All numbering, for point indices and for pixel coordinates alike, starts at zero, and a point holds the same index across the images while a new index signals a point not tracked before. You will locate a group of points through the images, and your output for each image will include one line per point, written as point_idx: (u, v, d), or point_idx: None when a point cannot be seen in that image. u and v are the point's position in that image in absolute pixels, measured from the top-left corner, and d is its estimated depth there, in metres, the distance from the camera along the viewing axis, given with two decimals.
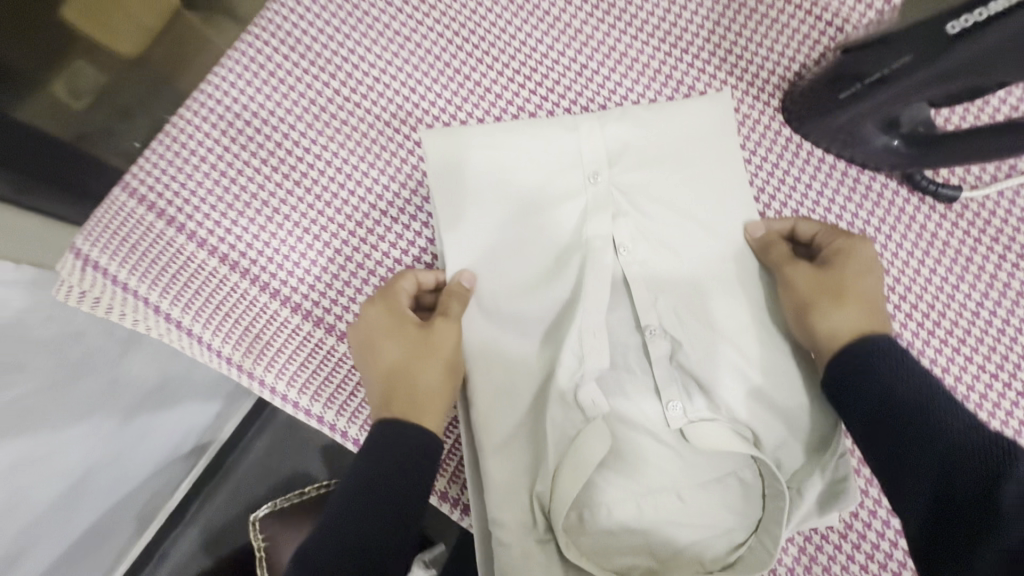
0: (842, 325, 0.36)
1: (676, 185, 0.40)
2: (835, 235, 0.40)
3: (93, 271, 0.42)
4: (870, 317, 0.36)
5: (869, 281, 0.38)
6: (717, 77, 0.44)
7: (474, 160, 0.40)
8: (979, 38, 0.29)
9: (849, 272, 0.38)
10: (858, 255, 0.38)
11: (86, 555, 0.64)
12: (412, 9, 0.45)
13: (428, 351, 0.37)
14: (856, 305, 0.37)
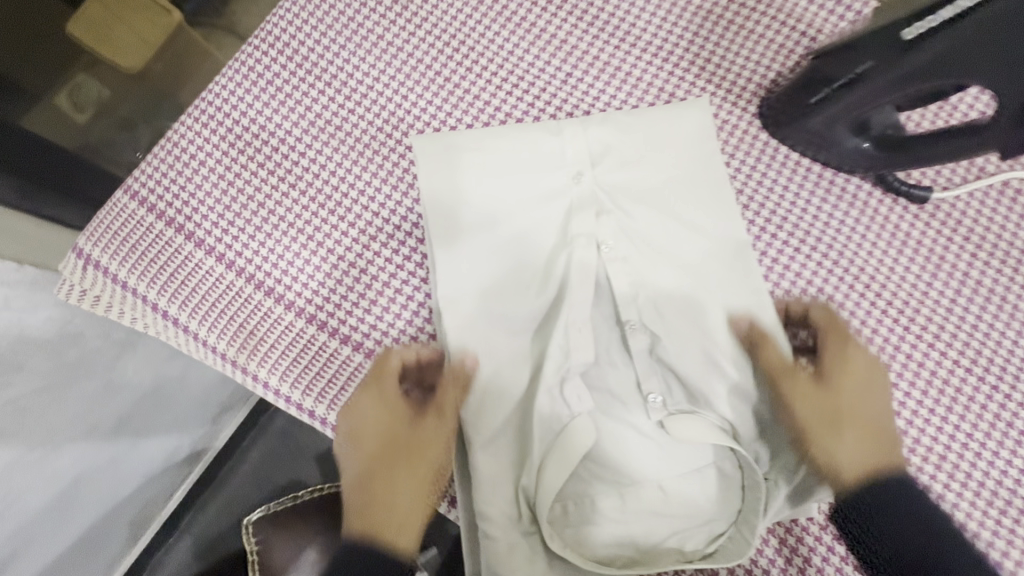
0: (846, 457, 0.35)
1: (656, 187, 0.42)
2: (832, 340, 0.38)
3: (94, 270, 0.43)
4: (874, 443, 0.35)
5: (870, 398, 0.37)
6: (696, 84, 0.46)
7: (463, 163, 0.41)
8: (931, 43, 0.31)
9: (849, 393, 0.37)
10: (855, 364, 0.37)
11: (93, 547, 0.73)
12: (404, 21, 0.47)
13: (415, 454, 0.37)
14: (857, 430, 0.36)
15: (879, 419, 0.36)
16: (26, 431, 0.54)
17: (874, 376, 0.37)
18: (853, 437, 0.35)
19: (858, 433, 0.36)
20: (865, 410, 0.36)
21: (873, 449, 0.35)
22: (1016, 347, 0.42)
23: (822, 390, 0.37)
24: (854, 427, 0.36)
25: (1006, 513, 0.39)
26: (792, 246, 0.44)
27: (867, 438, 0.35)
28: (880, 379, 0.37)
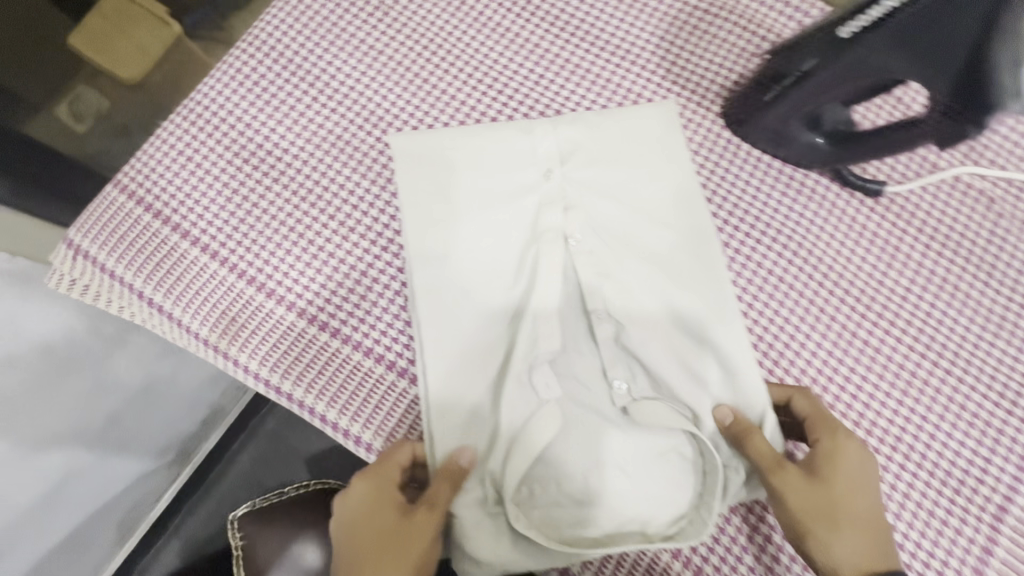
0: (843, 555, 0.36)
1: (623, 180, 0.43)
2: (824, 434, 0.39)
3: (83, 259, 0.45)
4: (869, 538, 0.37)
5: (866, 492, 0.38)
6: (663, 85, 0.48)
7: (436, 158, 0.43)
8: (863, 42, 0.33)
9: (846, 487, 0.37)
10: (847, 459, 0.38)
11: (70, 532, 0.76)
12: (385, 27, 0.49)
13: (400, 546, 0.37)
14: (853, 527, 0.37)
15: (873, 512, 0.38)
16: (18, 423, 0.56)
17: (867, 468, 0.38)
18: (850, 533, 0.36)
19: (854, 532, 0.37)
20: (862, 506, 0.37)
21: (867, 543, 0.37)
22: (967, 334, 0.44)
23: (819, 483, 0.38)
24: (851, 523, 0.37)
25: (958, 492, 0.41)
26: (755, 238, 0.46)
27: (862, 534, 0.37)
28: (872, 471, 0.38)
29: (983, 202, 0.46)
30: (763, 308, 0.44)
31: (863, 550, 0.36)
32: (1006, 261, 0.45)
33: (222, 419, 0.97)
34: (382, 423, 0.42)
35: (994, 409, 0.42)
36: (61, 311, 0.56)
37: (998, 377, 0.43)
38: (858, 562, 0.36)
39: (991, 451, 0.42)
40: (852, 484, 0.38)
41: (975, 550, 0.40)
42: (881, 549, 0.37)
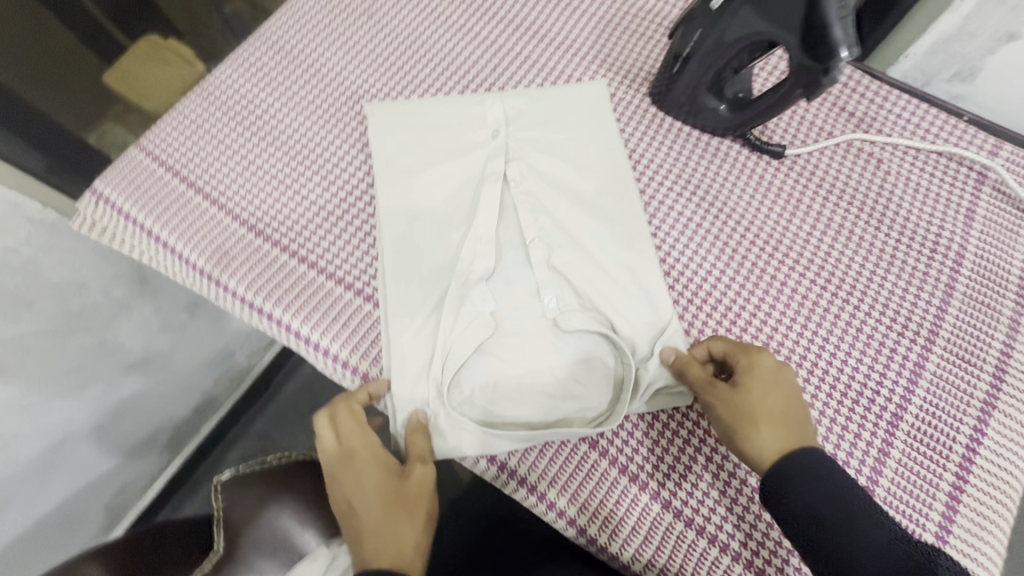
0: (770, 446, 0.40)
1: (557, 138, 0.51)
2: (740, 353, 0.44)
3: (103, 205, 0.52)
4: (790, 429, 0.41)
5: (785, 392, 0.42)
6: (599, 72, 0.57)
7: (401, 119, 0.51)
8: (731, 8, 0.43)
9: (765, 388, 0.42)
10: (764, 369, 0.43)
11: (62, 503, 0.80)
12: (369, 27, 0.59)
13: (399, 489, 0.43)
14: (775, 422, 0.41)
15: (794, 407, 0.42)
16: (24, 365, 0.63)
17: (783, 373, 0.43)
18: (772, 427, 0.41)
19: (777, 426, 0.41)
20: (782, 402, 0.42)
21: (789, 434, 0.41)
22: (863, 269, 0.50)
23: (743, 392, 0.42)
24: (773, 419, 0.41)
25: (857, 402, 0.46)
26: (676, 192, 0.53)
27: (784, 427, 0.41)
28: (788, 375, 0.43)
29: (873, 162, 0.54)
30: (683, 249, 0.51)
31: (785, 439, 0.41)
32: (896, 209, 0.52)
33: (215, 409, 1.03)
34: (348, 338, 0.48)
35: (888, 331, 0.48)
36: (78, 267, 0.64)
37: (891, 303, 0.49)
38: (781, 448, 0.40)
39: (885, 365, 0.47)
40: (773, 388, 0.42)
41: (873, 452, 0.44)
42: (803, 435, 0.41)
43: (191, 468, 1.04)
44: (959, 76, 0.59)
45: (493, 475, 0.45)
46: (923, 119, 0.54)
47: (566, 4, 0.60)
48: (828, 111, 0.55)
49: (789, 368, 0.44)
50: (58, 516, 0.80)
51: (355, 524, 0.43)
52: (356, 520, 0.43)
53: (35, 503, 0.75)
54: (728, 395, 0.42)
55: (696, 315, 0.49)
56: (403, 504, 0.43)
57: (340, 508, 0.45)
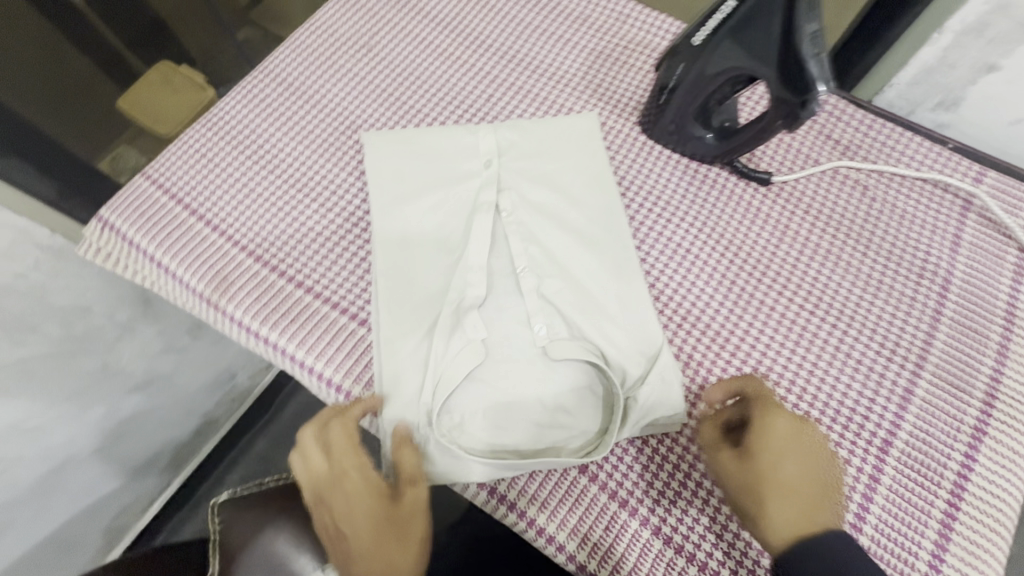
0: (781, 519, 0.40)
1: (549, 169, 0.53)
2: (758, 412, 0.42)
3: (109, 231, 0.54)
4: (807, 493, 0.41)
5: (804, 458, 0.41)
6: (589, 102, 0.59)
7: (397, 149, 0.53)
8: (711, 44, 0.45)
9: (783, 453, 0.41)
10: (780, 432, 0.41)
11: (61, 525, 0.80)
12: (369, 59, 0.62)
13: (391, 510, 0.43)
14: (792, 499, 0.41)
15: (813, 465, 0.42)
16: (28, 389, 0.64)
17: (802, 431, 0.42)
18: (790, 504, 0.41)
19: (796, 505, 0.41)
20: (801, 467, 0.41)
21: (801, 505, 0.41)
22: (851, 294, 0.51)
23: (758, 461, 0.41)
24: (789, 493, 0.41)
25: (847, 428, 0.46)
26: (664, 218, 0.54)
27: (801, 495, 0.41)
28: (806, 436, 0.42)
29: (859, 189, 0.55)
30: (673, 274, 0.52)
31: (806, 513, 0.41)
32: (882, 234, 0.53)
33: (215, 430, 1.04)
34: (342, 362, 0.48)
35: (877, 356, 0.48)
36: (83, 291, 0.66)
37: (879, 329, 0.49)
38: (804, 527, 0.40)
39: (873, 391, 0.47)
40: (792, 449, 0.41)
41: (863, 479, 0.44)
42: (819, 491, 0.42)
43: (190, 489, 1.04)
44: (943, 104, 0.60)
45: (484, 500, 0.45)
46: (908, 147, 0.56)
47: (559, 37, 0.62)
48: (814, 139, 0.57)
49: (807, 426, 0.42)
50: (56, 538, 0.80)
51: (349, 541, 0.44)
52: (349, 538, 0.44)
53: (34, 526, 0.75)
54: (743, 465, 0.41)
55: (685, 340, 0.49)
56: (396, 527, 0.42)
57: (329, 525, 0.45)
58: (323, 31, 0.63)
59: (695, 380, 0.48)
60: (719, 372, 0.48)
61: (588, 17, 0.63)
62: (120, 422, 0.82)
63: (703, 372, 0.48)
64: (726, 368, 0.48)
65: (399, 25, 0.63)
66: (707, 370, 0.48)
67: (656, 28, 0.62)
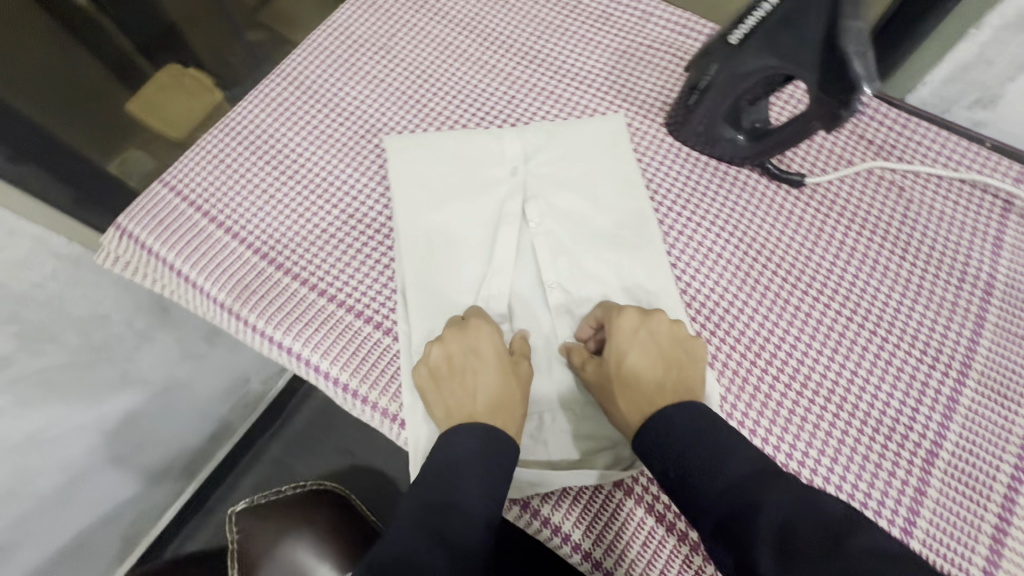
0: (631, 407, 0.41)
1: (576, 171, 0.52)
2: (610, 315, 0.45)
3: (127, 239, 0.53)
4: (661, 386, 0.42)
5: (650, 346, 0.43)
6: (614, 103, 0.57)
7: (420, 154, 0.52)
8: (746, 47, 0.43)
9: (629, 347, 0.43)
10: (627, 325, 0.44)
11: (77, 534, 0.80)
12: (387, 62, 0.60)
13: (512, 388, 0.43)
14: (635, 387, 0.42)
15: (673, 358, 0.43)
16: (46, 399, 0.63)
17: (652, 321, 0.44)
18: (635, 394, 0.42)
19: (640, 393, 0.41)
20: (651, 355, 0.42)
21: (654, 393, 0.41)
22: (890, 299, 0.49)
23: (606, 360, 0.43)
24: (632, 384, 0.42)
25: (890, 438, 0.44)
26: (694, 222, 0.53)
27: (654, 387, 0.42)
28: (656, 326, 0.43)
29: (895, 191, 0.53)
30: (704, 279, 0.50)
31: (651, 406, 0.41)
32: (920, 237, 0.51)
33: (229, 436, 1.03)
34: (368, 372, 0.47)
35: (919, 364, 0.47)
36: (100, 298, 0.65)
37: (920, 335, 0.48)
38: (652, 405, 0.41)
39: (916, 400, 0.45)
40: (640, 341, 0.43)
41: (908, 492, 0.42)
42: (687, 387, 0.42)
43: (205, 496, 1.04)
44: (979, 103, 0.58)
45: (516, 515, 0.44)
46: (946, 146, 0.54)
47: (581, 37, 0.61)
48: (848, 139, 0.55)
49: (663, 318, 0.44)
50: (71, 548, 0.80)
51: (458, 393, 0.43)
52: (464, 387, 0.43)
53: (50, 536, 0.74)
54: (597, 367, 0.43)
55: (719, 347, 0.48)
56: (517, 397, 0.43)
57: (437, 376, 0.44)
58: (340, 33, 0.62)
59: (731, 390, 0.46)
60: (756, 380, 0.46)
61: (612, 16, 0.62)
62: (136, 430, 0.81)
63: (739, 381, 0.46)
64: (763, 376, 0.46)
65: (419, 27, 0.62)
66: (744, 379, 0.46)
67: (684, 27, 0.60)
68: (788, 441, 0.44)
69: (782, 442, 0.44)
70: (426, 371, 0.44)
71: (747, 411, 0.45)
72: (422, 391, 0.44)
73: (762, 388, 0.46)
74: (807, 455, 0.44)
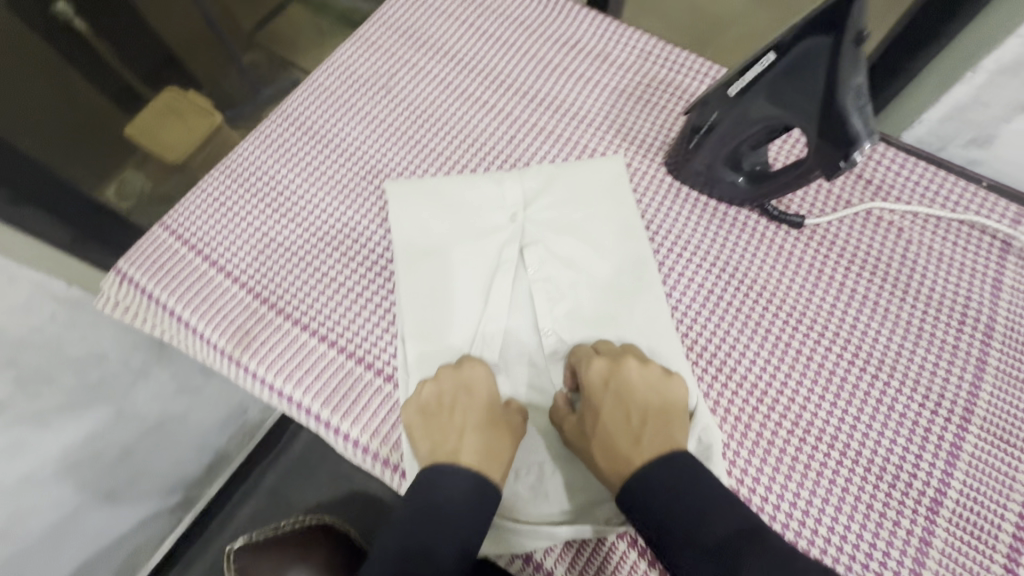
0: (608, 464, 0.40)
1: (576, 215, 0.52)
2: (582, 367, 0.44)
3: (127, 284, 0.53)
4: (638, 439, 0.41)
5: (619, 398, 0.42)
6: (613, 143, 0.58)
7: (421, 198, 0.52)
8: (745, 98, 0.44)
9: (599, 401, 0.42)
10: (594, 377, 0.43)
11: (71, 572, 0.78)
12: (387, 101, 0.61)
13: (503, 426, 0.43)
14: (611, 441, 0.41)
15: (648, 405, 0.42)
16: (42, 440, 0.62)
17: (620, 370, 0.43)
18: (610, 448, 0.41)
19: (616, 447, 0.41)
20: (624, 408, 0.42)
21: (628, 448, 0.41)
22: (892, 342, 0.49)
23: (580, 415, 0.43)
24: (607, 439, 0.41)
25: (894, 486, 0.44)
26: (695, 263, 0.53)
27: (631, 440, 0.41)
28: (624, 375, 0.43)
29: (893, 232, 0.53)
30: (705, 322, 0.50)
31: (624, 460, 0.40)
32: (919, 278, 0.52)
33: (225, 465, 1.02)
34: (368, 421, 0.47)
35: (920, 408, 0.47)
36: (97, 337, 0.65)
37: (922, 379, 0.48)
38: (628, 460, 0.40)
39: (919, 447, 0.45)
40: (612, 392, 0.43)
41: (914, 541, 0.42)
42: (665, 436, 0.41)
43: (201, 526, 1.02)
44: (975, 141, 0.59)
45: (519, 568, 0.43)
46: (942, 186, 0.54)
47: (580, 76, 0.61)
48: (846, 180, 0.56)
49: (631, 365, 0.43)
50: None
51: (448, 431, 0.43)
52: (452, 426, 0.43)
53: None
54: (571, 424, 0.43)
55: (722, 392, 0.47)
56: (510, 436, 0.43)
57: (427, 413, 0.44)
58: (341, 73, 0.63)
59: (733, 436, 0.46)
60: (759, 427, 0.46)
61: (609, 55, 0.62)
62: (133, 464, 0.80)
63: (741, 427, 0.46)
64: (766, 423, 0.46)
65: (418, 66, 0.63)
66: (746, 425, 0.46)
67: (683, 67, 0.61)
68: (792, 489, 0.44)
69: (786, 490, 0.44)
70: (417, 408, 0.44)
71: (750, 458, 0.45)
72: (411, 429, 0.44)
73: (764, 435, 0.46)
74: (812, 503, 0.43)
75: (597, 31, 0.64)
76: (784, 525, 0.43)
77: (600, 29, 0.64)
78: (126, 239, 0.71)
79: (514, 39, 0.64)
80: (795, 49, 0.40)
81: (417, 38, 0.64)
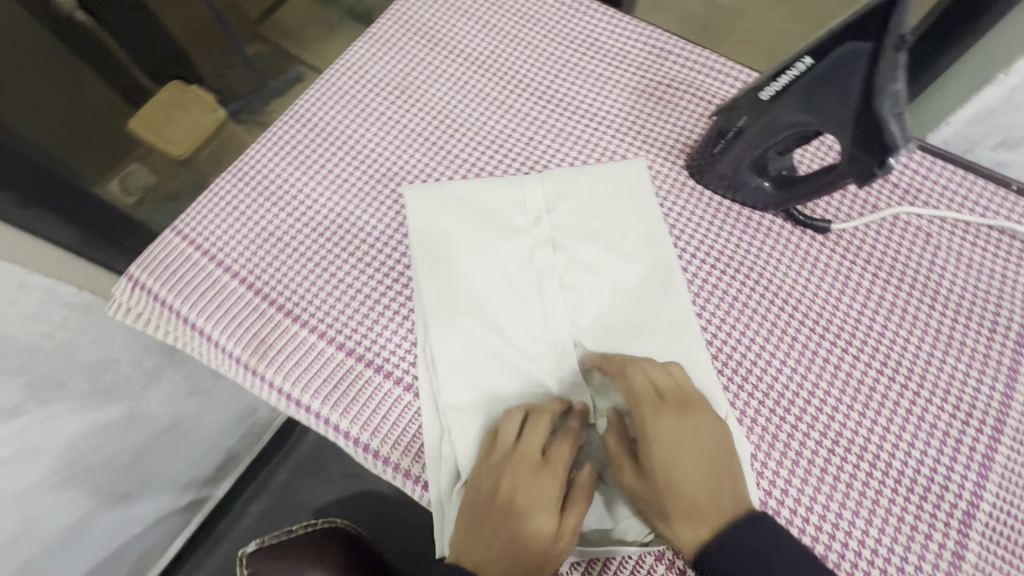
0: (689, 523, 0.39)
1: (599, 221, 0.51)
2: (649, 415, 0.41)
3: (140, 290, 0.52)
4: (718, 489, 0.40)
5: (692, 449, 0.40)
6: (635, 145, 0.57)
7: (439, 201, 0.51)
8: (778, 102, 0.43)
9: (673, 454, 0.40)
10: (665, 427, 0.41)
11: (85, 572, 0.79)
12: (403, 102, 0.59)
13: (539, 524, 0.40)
14: (693, 496, 0.39)
15: (715, 454, 0.41)
16: (56, 446, 0.62)
17: (688, 418, 0.41)
18: (689, 506, 0.39)
19: (697, 503, 0.39)
20: (697, 457, 0.40)
21: (709, 504, 0.39)
22: (920, 351, 0.48)
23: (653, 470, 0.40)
24: (689, 491, 0.39)
25: (925, 498, 0.43)
26: (719, 269, 0.52)
27: (710, 489, 0.40)
28: (693, 422, 0.41)
29: (921, 236, 0.52)
30: (729, 330, 0.49)
31: (709, 517, 0.39)
32: (947, 285, 0.51)
33: (235, 466, 1.02)
34: (388, 431, 0.46)
35: (951, 419, 0.46)
36: (109, 340, 0.64)
37: (952, 389, 0.47)
38: (711, 518, 0.39)
39: (951, 457, 0.45)
40: (683, 443, 0.40)
41: (945, 555, 0.41)
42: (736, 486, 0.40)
43: (211, 526, 1.02)
44: (1005, 143, 0.58)
45: None
46: (970, 191, 0.53)
47: (600, 76, 0.60)
48: (873, 185, 0.55)
49: (697, 411, 0.42)
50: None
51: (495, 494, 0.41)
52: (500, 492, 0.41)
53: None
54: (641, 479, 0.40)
55: (749, 402, 0.46)
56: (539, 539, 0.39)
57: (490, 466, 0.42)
58: (354, 72, 0.61)
59: (761, 447, 0.45)
60: (786, 438, 0.45)
61: (629, 54, 0.61)
62: (145, 467, 0.80)
63: (768, 438, 0.45)
64: (793, 434, 0.45)
65: (434, 65, 0.61)
66: (773, 435, 0.45)
67: (705, 67, 0.60)
68: (820, 501, 0.43)
69: (815, 502, 0.43)
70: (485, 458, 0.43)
71: (778, 470, 0.44)
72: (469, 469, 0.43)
73: (792, 446, 0.45)
74: (840, 515, 0.43)
75: (617, 29, 0.62)
76: (813, 538, 0.42)
77: (619, 26, 0.63)
78: (135, 242, 0.70)
79: (532, 38, 0.62)
80: (833, 55, 0.39)
81: (432, 37, 0.63)
